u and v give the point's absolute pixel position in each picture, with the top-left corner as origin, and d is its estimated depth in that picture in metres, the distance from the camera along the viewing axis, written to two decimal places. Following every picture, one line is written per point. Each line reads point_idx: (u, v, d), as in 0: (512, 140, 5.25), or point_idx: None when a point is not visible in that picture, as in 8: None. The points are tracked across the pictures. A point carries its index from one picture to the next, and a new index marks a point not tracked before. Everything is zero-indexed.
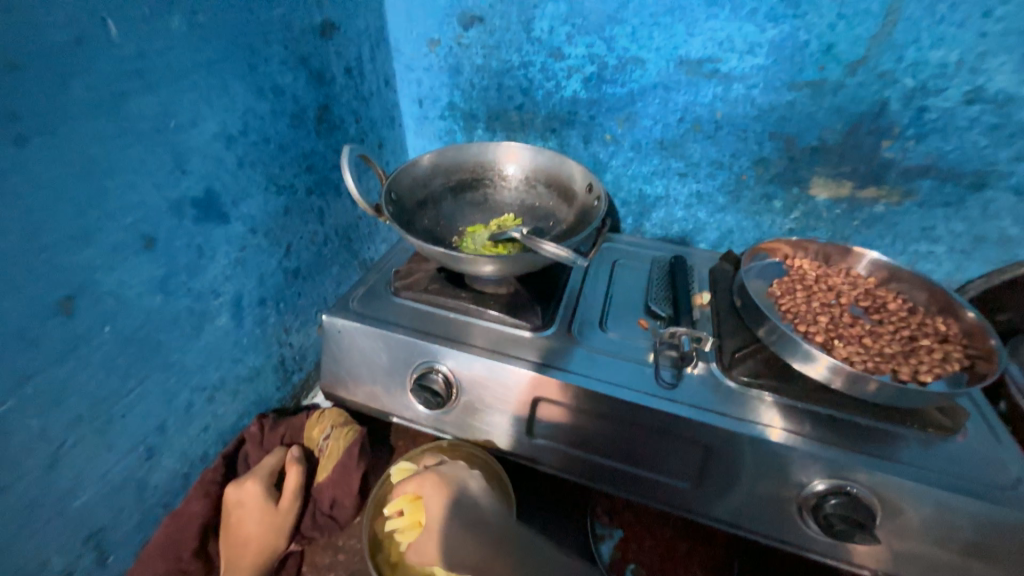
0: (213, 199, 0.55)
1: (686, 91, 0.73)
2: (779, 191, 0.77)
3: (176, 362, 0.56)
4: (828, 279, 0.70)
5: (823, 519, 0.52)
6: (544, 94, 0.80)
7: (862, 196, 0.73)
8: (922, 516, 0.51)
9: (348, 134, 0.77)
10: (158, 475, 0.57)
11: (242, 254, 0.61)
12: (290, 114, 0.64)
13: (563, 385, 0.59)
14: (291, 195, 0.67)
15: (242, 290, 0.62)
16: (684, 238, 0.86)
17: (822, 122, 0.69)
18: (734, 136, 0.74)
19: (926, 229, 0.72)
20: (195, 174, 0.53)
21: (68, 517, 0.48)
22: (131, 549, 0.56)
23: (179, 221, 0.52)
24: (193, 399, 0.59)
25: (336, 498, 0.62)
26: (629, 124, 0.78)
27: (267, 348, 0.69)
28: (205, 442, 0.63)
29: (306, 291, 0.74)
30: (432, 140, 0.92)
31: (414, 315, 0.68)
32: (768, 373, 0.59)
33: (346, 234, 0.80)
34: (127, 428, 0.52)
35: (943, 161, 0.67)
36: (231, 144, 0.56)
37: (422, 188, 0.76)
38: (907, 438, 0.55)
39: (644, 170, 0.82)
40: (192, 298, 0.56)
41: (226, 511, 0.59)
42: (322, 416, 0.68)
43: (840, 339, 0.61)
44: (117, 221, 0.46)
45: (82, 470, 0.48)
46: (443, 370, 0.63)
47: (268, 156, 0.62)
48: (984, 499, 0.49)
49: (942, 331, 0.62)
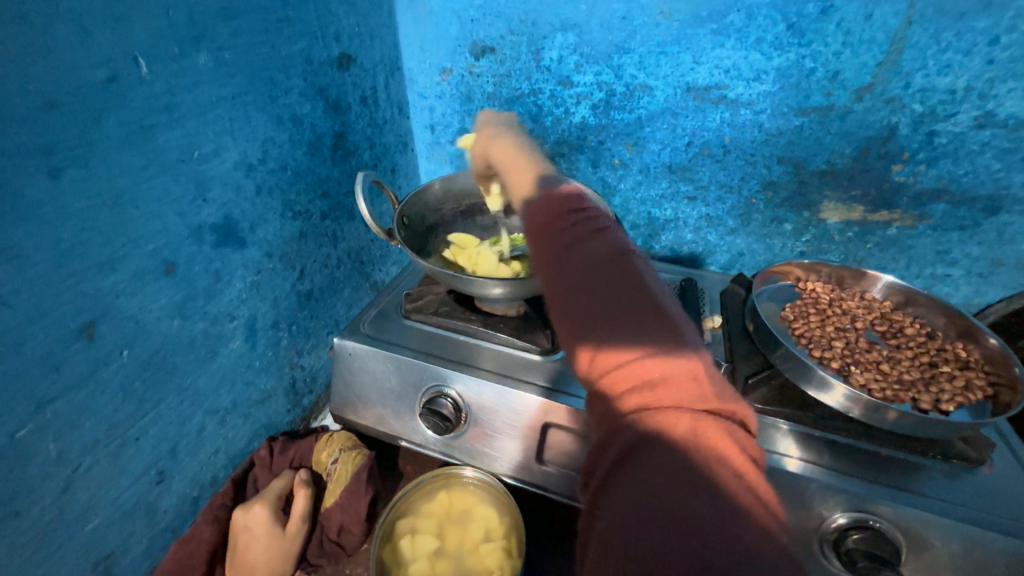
0: (232, 225, 0.57)
1: (694, 117, 0.74)
2: (789, 214, 0.77)
3: (191, 385, 0.56)
4: (842, 303, 0.69)
5: (843, 554, 0.49)
6: (554, 119, 0.81)
7: (874, 220, 0.73)
8: (950, 555, 0.48)
9: (362, 160, 0.79)
10: (169, 499, 0.57)
11: (258, 277, 0.62)
12: (307, 142, 0.66)
13: (574, 410, 0.58)
14: (306, 220, 0.69)
15: (256, 313, 0.63)
16: (694, 261, 0.86)
17: (831, 147, 0.70)
18: (742, 160, 0.75)
19: (941, 252, 0.72)
20: (215, 202, 0.54)
21: (80, 541, 0.48)
22: (139, 574, 0.55)
23: (198, 247, 0.53)
24: (205, 422, 0.59)
25: (343, 524, 0.61)
26: (637, 149, 0.79)
27: (278, 371, 0.69)
28: (215, 466, 0.63)
29: (318, 313, 0.75)
30: (444, 164, 0.94)
31: (424, 337, 0.69)
32: (781, 400, 0.58)
33: (358, 257, 0.82)
34: (140, 451, 0.52)
35: (956, 185, 0.66)
36: (251, 173, 0.58)
37: (433, 212, 0.78)
38: (931, 470, 0.53)
39: (653, 194, 0.82)
40: (207, 322, 0.57)
41: (232, 537, 0.58)
42: (331, 439, 0.67)
43: (857, 365, 0.60)
44: (140, 249, 0.47)
45: (95, 495, 0.48)
46: (452, 393, 0.62)
47: (286, 183, 0.64)
48: (1015, 536, 0.47)
49: (962, 358, 0.61)
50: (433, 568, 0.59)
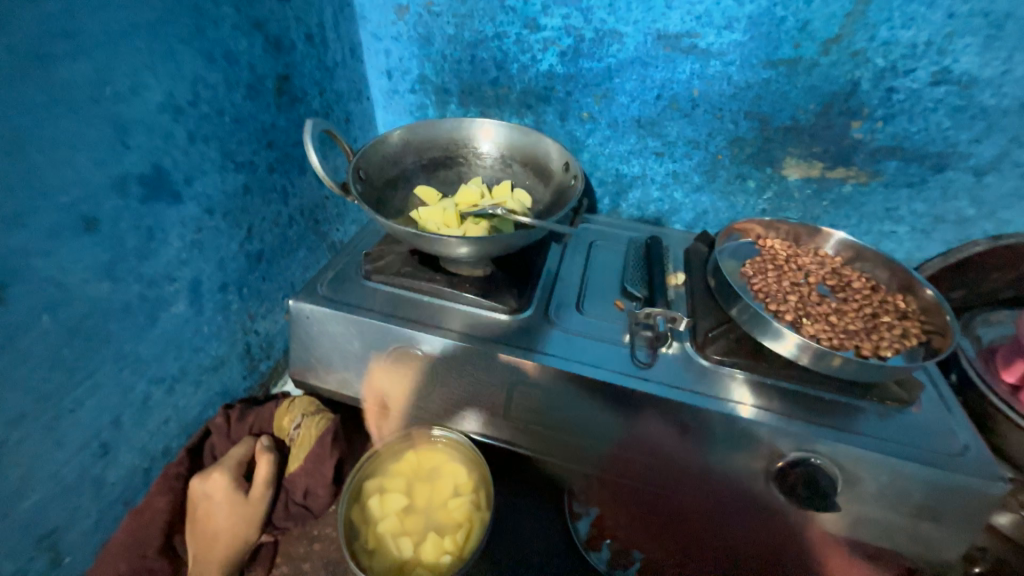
0: (163, 176, 0.51)
1: (664, 68, 0.71)
2: (753, 171, 0.77)
3: (130, 353, 0.52)
4: (798, 258, 0.71)
5: (788, 489, 0.54)
6: (520, 67, 0.77)
7: (832, 177, 0.74)
8: (878, 484, 0.53)
9: (311, 108, 0.72)
10: (116, 471, 0.54)
11: (199, 236, 0.57)
12: (246, 85, 0.59)
13: (540, 366, 0.58)
14: (250, 173, 0.63)
15: (200, 275, 0.59)
16: (660, 219, 0.86)
17: (796, 102, 0.70)
18: (710, 115, 0.74)
19: (890, 209, 0.75)
20: (140, 149, 0.48)
21: (17, 519, 0.45)
22: (90, 548, 0.53)
23: (124, 200, 0.48)
24: (151, 391, 0.56)
25: (309, 488, 0.61)
26: (606, 101, 0.76)
27: (231, 336, 0.65)
28: (167, 436, 0.59)
29: (271, 275, 0.71)
30: (403, 115, 0.88)
31: (387, 298, 0.66)
32: (739, 351, 0.60)
33: (312, 215, 0.77)
34: (78, 423, 0.48)
35: (908, 142, 0.68)
36: (181, 117, 0.52)
37: (393, 166, 0.73)
38: (868, 411, 0.57)
39: (621, 149, 0.81)
40: (143, 285, 0.52)
41: (192, 504, 0.56)
42: (293, 404, 0.65)
43: (808, 317, 0.62)
44: (52, 201, 0.42)
45: (29, 471, 0.45)
46: (418, 354, 0.61)
47: (224, 131, 0.58)
48: (935, 466, 0.52)
49: (901, 308, 0.65)
50: (403, 524, 0.59)
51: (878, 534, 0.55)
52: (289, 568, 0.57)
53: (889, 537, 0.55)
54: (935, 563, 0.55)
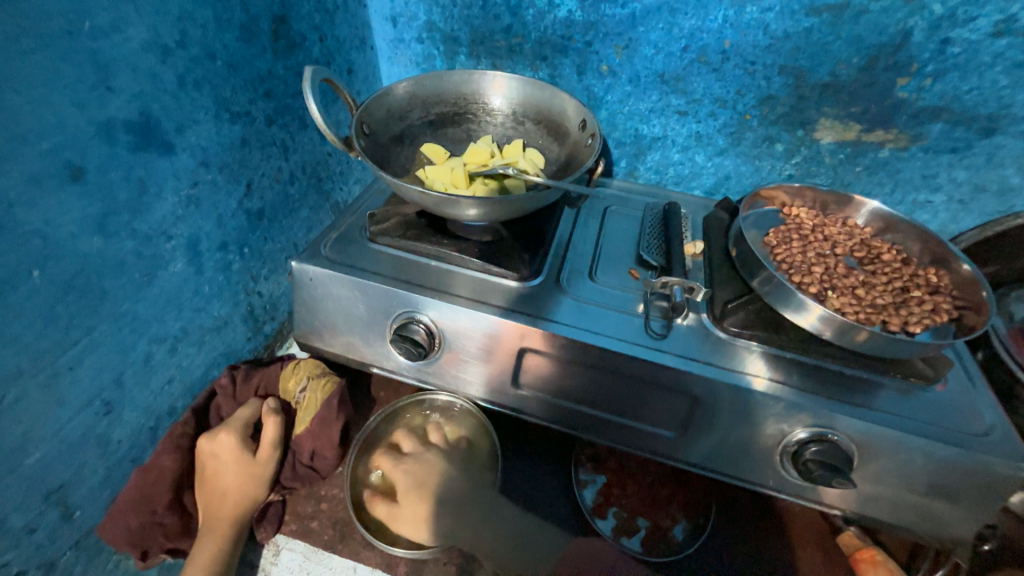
0: (152, 124, 0.48)
1: (694, 14, 0.65)
2: (783, 133, 0.72)
3: (128, 311, 0.50)
4: (825, 228, 0.67)
5: (801, 464, 0.52)
6: (536, 13, 0.71)
7: (869, 140, 0.69)
8: (894, 462, 0.52)
9: (311, 56, 0.67)
10: (122, 429, 0.53)
11: (195, 191, 0.54)
12: (239, 25, 0.55)
13: (550, 334, 0.56)
14: (248, 124, 0.59)
15: (198, 233, 0.56)
16: (678, 184, 0.82)
17: (837, 56, 0.64)
18: (741, 69, 0.68)
19: (928, 177, 0.70)
20: (125, 93, 0.45)
21: (23, 474, 0.45)
22: (100, 503, 0.53)
23: (111, 148, 0.45)
24: (152, 351, 0.55)
25: (316, 450, 0.60)
26: (628, 53, 0.71)
27: (233, 297, 0.64)
28: (172, 395, 0.59)
29: (273, 235, 0.68)
30: (409, 67, 0.82)
31: (392, 262, 0.64)
32: (758, 323, 0.58)
33: (315, 173, 0.73)
34: (78, 381, 0.47)
35: (958, 103, 0.63)
36: (169, 59, 0.48)
37: (398, 121, 0.69)
38: (888, 387, 0.55)
39: (641, 107, 0.75)
40: (138, 241, 0.49)
41: (200, 463, 0.56)
42: (298, 367, 0.64)
43: (833, 290, 0.59)
44: (31, 146, 0.39)
45: (31, 427, 0.44)
46: (424, 320, 0.59)
47: (217, 76, 0.54)
48: (956, 445, 0.50)
49: (933, 283, 0.61)
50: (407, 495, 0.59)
51: (888, 510, 0.55)
52: (297, 526, 0.58)
53: (899, 513, 0.54)
54: (944, 539, 0.54)
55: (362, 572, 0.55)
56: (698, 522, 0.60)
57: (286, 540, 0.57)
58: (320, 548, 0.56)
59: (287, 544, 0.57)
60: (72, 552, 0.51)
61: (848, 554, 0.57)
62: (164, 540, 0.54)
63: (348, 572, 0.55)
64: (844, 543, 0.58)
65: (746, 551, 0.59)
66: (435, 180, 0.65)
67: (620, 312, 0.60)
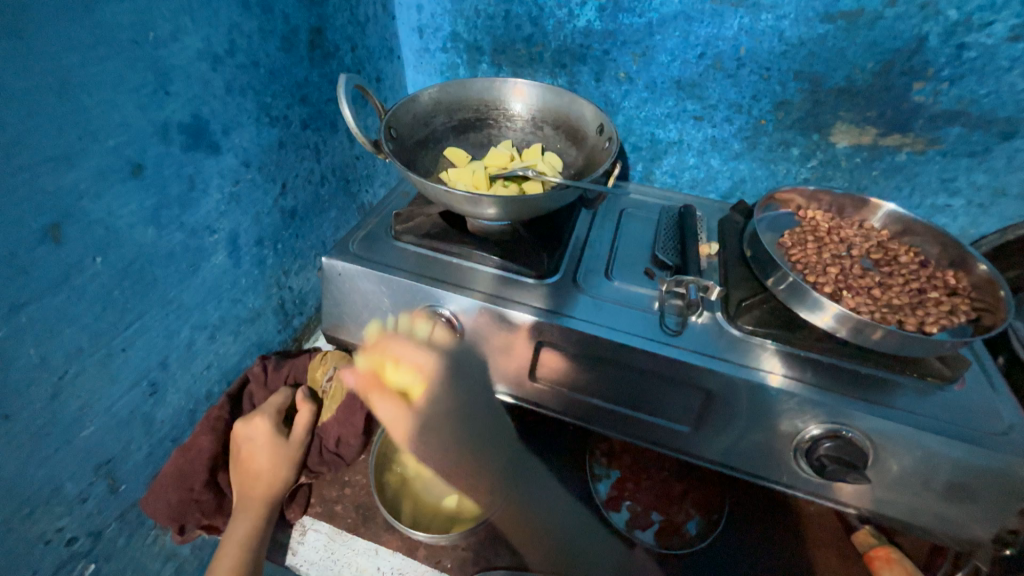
0: (202, 125, 0.52)
1: (709, 23, 0.67)
2: (798, 138, 0.73)
3: (174, 299, 0.54)
4: (841, 231, 0.68)
5: (815, 460, 0.53)
6: (555, 23, 0.74)
7: (885, 144, 0.70)
8: (912, 460, 0.52)
9: (344, 64, 0.71)
10: (164, 410, 0.57)
11: (237, 189, 0.58)
12: (280, 36, 0.59)
13: (567, 329, 0.58)
14: (285, 128, 0.63)
15: (238, 228, 0.60)
16: (694, 188, 0.83)
17: (852, 61, 0.65)
18: (756, 75, 0.70)
19: (946, 180, 0.70)
20: (181, 97, 0.49)
21: (78, 446, 0.49)
22: (142, 479, 0.57)
23: (166, 147, 0.49)
24: (194, 337, 0.59)
25: (341, 436, 0.64)
26: (645, 61, 0.73)
27: (266, 290, 0.68)
28: (209, 381, 0.63)
29: (304, 233, 0.72)
30: (434, 75, 0.86)
31: (416, 258, 0.67)
32: (774, 322, 0.59)
33: (343, 175, 0.77)
34: (129, 361, 0.51)
35: (975, 107, 0.63)
36: (218, 66, 0.52)
37: (423, 126, 0.73)
38: (905, 386, 0.56)
39: (658, 112, 0.77)
40: (186, 234, 0.53)
41: (236, 445, 0.60)
42: (325, 358, 0.68)
43: (848, 290, 0.60)
44: (100, 144, 0.43)
45: (87, 402, 0.48)
46: (446, 314, 0.62)
47: (260, 83, 0.58)
48: (974, 444, 0.50)
49: (951, 285, 0.61)
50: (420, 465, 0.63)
51: (905, 510, 0.55)
52: (322, 508, 0.61)
53: (917, 515, 0.55)
54: (963, 541, 0.54)
55: (383, 553, 0.57)
56: (710, 518, 0.61)
57: (311, 521, 0.60)
58: (344, 531, 0.59)
59: (313, 525, 0.59)
60: (116, 523, 0.55)
61: (863, 551, 0.56)
62: (200, 517, 0.58)
63: (370, 553, 0.57)
64: (859, 541, 0.58)
65: (758, 548, 0.59)
66: (457, 182, 0.68)
67: (635, 312, 0.61)
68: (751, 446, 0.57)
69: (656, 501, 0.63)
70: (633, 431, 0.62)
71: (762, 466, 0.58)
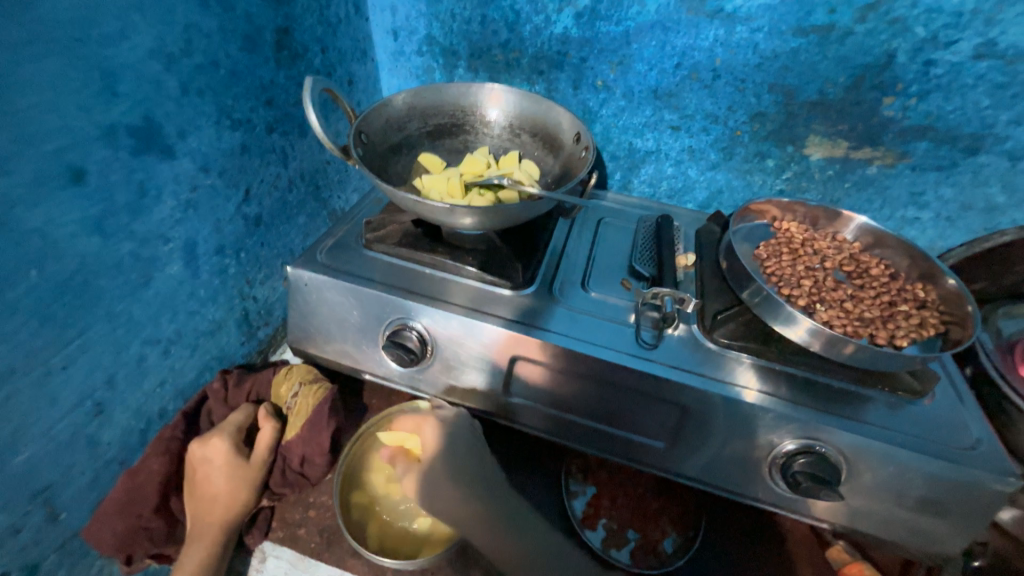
0: (154, 129, 0.49)
1: (686, 33, 0.67)
2: (773, 149, 0.74)
3: (123, 313, 0.51)
4: (814, 242, 0.68)
5: (790, 477, 0.53)
6: (533, 29, 0.73)
7: (857, 157, 0.71)
8: (884, 475, 0.52)
9: (312, 66, 0.68)
10: (112, 431, 0.53)
11: (194, 195, 0.55)
12: (242, 35, 0.56)
13: (541, 343, 0.57)
14: (248, 131, 0.60)
15: (195, 236, 0.57)
16: (671, 197, 0.83)
17: (825, 74, 0.65)
18: (732, 87, 0.70)
19: (915, 194, 0.71)
20: (129, 98, 0.46)
21: (10, 474, 0.45)
22: (86, 506, 0.53)
23: (113, 152, 0.46)
24: (146, 353, 0.55)
25: (305, 456, 0.60)
26: (623, 70, 0.72)
27: (227, 301, 0.64)
28: (163, 398, 0.59)
29: (269, 241, 0.69)
30: (408, 79, 0.84)
31: (387, 269, 0.64)
32: (748, 335, 0.59)
33: (313, 181, 0.74)
34: (70, 381, 0.48)
35: (942, 122, 0.64)
36: (171, 66, 0.49)
37: (396, 131, 0.70)
38: (877, 401, 0.56)
39: (635, 121, 0.77)
40: (136, 243, 0.50)
41: (192, 468, 0.56)
42: (290, 372, 0.64)
43: (822, 303, 0.60)
44: (35, 148, 0.40)
45: (21, 426, 0.44)
46: (418, 327, 0.60)
47: (219, 84, 0.55)
48: (945, 459, 0.50)
49: (920, 297, 0.62)
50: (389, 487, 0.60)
51: (878, 525, 0.55)
52: (284, 532, 0.57)
53: (890, 529, 0.54)
54: (933, 555, 0.54)
55: None
56: (687, 535, 0.60)
57: (272, 547, 0.57)
58: (307, 556, 0.56)
59: (273, 551, 0.56)
60: (55, 555, 0.51)
61: (837, 567, 0.58)
62: (149, 545, 0.54)
63: None
64: (832, 557, 0.59)
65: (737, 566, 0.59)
66: (430, 190, 0.66)
67: (611, 325, 0.60)
68: (727, 462, 0.56)
69: (633, 518, 0.62)
70: (610, 447, 0.60)
71: (737, 483, 0.57)
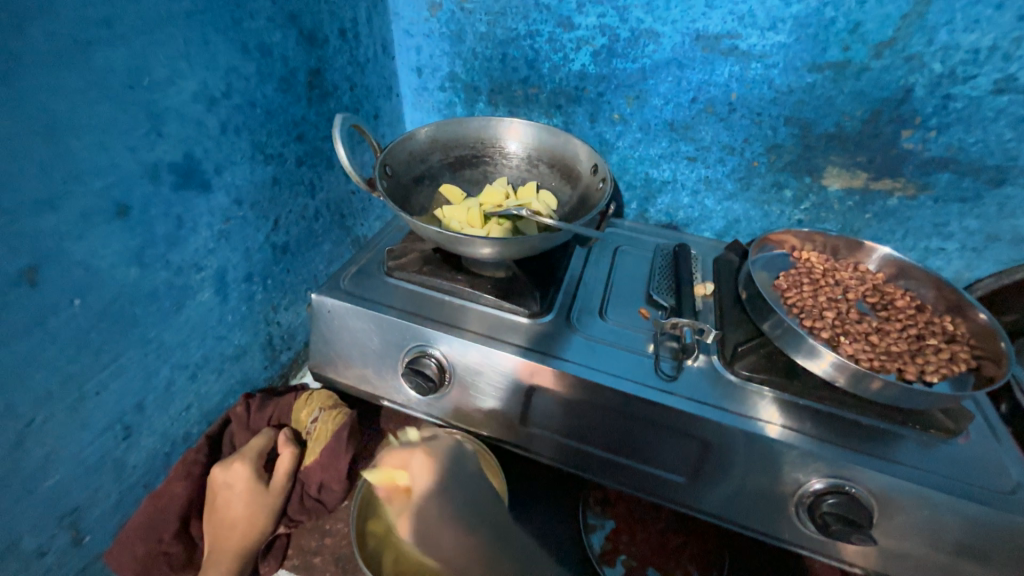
0: (194, 165, 0.52)
1: (701, 69, 0.69)
2: (791, 180, 0.74)
3: (155, 339, 0.53)
4: (836, 273, 0.68)
5: (819, 517, 0.51)
6: (551, 66, 0.75)
7: (877, 188, 0.70)
8: (919, 518, 0.50)
9: (342, 103, 0.72)
10: (138, 454, 0.55)
11: (226, 226, 0.58)
12: (278, 77, 0.60)
13: (559, 373, 0.57)
14: (279, 165, 0.63)
15: (226, 265, 0.59)
16: (688, 226, 0.84)
17: (842, 108, 0.66)
18: (748, 120, 0.71)
19: (939, 225, 0.70)
20: (173, 138, 0.49)
21: (40, 496, 0.46)
22: (109, 529, 0.54)
23: (155, 187, 0.48)
24: (174, 377, 0.57)
25: (323, 482, 0.60)
26: (639, 103, 0.74)
27: (253, 327, 0.66)
28: (187, 422, 0.60)
29: (295, 268, 0.71)
30: (431, 112, 0.87)
31: (407, 296, 0.66)
32: (770, 368, 0.58)
33: (338, 210, 0.77)
34: (102, 405, 0.49)
35: (964, 154, 0.64)
36: (213, 108, 0.52)
37: (419, 163, 0.73)
38: (907, 438, 0.54)
39: (652, 153, 0.78)
40: (171, 272, 0.52)
41: (213, 491, 0.57)
42: (311, 398, 0.65)
43: (846, 335, 0.59)
44: (85, 186, 0.43)
45: (54, 449, 0.46)
46: (436, 354, 0.61)
47: (255, 122, 0.58)
48: (984, 503, 0.48)
49: (949, 331, 0.61)
50: None
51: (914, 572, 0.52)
52: (299, 560, 0.57)
53: None
54: None
55: None
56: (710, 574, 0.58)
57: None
58: None
59: None
60: None
61: None
62: (168, 571, 0.54)
63: None
64: None
65: None
66: (450, 220, 0.68)
67: (627, 353, 0.60)
68: (750, 499, 0.55)
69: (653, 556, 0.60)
70: (628, 479, 0.59)
71: (764, 522, 0.55)
